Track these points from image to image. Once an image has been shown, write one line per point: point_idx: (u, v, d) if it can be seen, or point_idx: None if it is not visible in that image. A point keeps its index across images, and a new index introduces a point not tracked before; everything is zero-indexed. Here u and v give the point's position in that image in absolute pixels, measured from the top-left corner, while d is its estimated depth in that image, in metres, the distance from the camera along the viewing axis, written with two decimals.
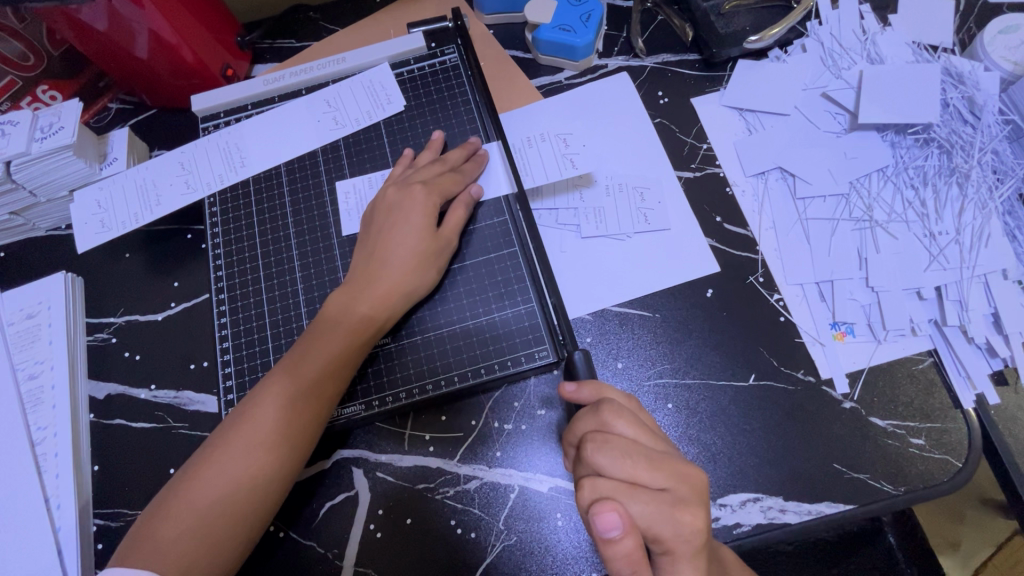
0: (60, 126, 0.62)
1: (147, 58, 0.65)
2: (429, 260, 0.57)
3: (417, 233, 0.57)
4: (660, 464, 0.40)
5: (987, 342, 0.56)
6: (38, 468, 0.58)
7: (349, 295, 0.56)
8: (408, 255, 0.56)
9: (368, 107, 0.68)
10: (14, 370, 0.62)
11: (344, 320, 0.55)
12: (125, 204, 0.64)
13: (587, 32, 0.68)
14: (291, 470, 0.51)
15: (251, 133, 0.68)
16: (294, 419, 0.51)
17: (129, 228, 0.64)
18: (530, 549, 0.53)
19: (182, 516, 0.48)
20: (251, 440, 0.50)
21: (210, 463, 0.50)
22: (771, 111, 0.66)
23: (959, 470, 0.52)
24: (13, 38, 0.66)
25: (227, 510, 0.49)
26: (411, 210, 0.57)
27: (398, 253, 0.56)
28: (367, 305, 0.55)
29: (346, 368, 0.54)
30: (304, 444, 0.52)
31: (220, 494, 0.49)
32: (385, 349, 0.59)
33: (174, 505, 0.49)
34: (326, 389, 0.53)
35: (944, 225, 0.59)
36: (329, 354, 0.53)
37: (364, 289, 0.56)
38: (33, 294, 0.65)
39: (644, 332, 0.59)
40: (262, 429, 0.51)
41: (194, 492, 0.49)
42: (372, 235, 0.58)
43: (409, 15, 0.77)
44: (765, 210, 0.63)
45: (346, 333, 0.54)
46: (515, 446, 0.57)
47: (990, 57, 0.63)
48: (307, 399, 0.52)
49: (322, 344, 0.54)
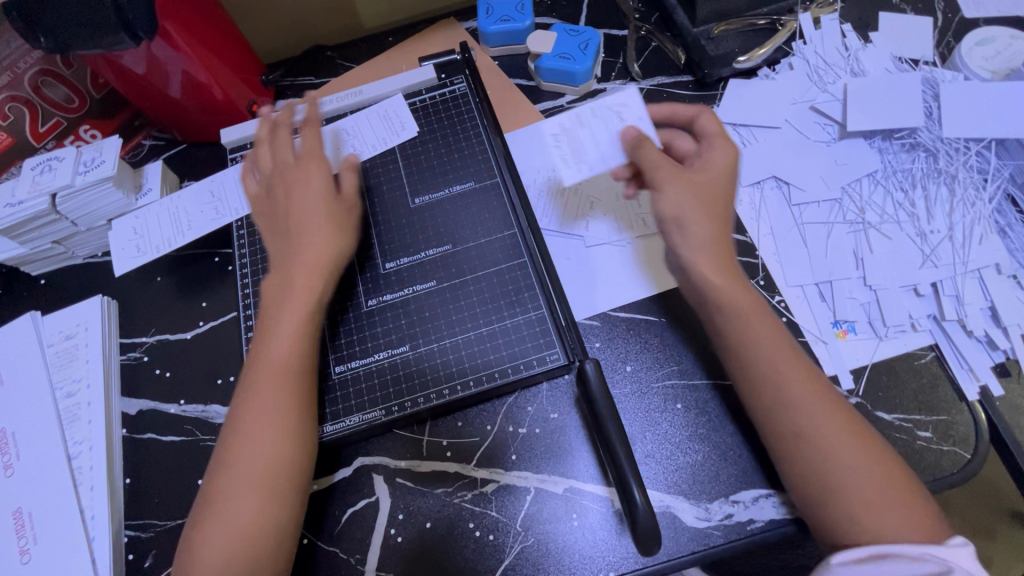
0: (101, 161, 0.68)
1: (181, 96, 0.71)
2: (323, 217, 0.59)
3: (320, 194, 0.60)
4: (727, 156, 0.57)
5: (986, 336, 0.57)
6: (75, 479, 0.60)
7: (277, 284, 0.57)
8: (320, 218, 0.59)
9: (384, 135, 0.72)
10: (53, 387, 0.65)
11: (285, 289, 0.56)
12: (159, 230, 0.69)
13: (586, 59, 0.73)
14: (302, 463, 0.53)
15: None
16: (286, 412, 0.53)
17: (163, 251, 0.68)
18: (547, 549, 0.55)
19: (216, 541, 0.49)
20: (254, 447, 0.51)
21: (225, 474, 0.51)
22: (763, 125, 0.69)
23: (968, 461, 0.53)
24: (60, 83, 0.72)
25: (260, 518, 0.50)
26: (309, 178, 0.61)
27: (312, 230, 0.58)
28: (280, 283, 0.57)
29: (298, 342, 0.55)
30: (299, 432, 0.53)
31: (248, 505, 0.50)
32: (360, 367, 0.61)
33: (206, 535, 0.50)
34: (292, 372, 0.54)
35: (935, 225, 0.62)
36: (288, 343, 0.54)
37: (289, 270, 0.57)
38: (72, 318, 0.69)
39: (651, 336, 0.62)
40: (255, 438, 0.52)
41: (221, 517, 0.50)
42: (280, 216, 0.60)
43: (419, 51, 0.83)
44: (762, 217, 0.65)
45: (287, 320, 0.55)
46: (530, 449, 0.59)
47: (968, 67, 0.67)
48: (288, 381, 0.54)
49: (273, 338, 0.55)
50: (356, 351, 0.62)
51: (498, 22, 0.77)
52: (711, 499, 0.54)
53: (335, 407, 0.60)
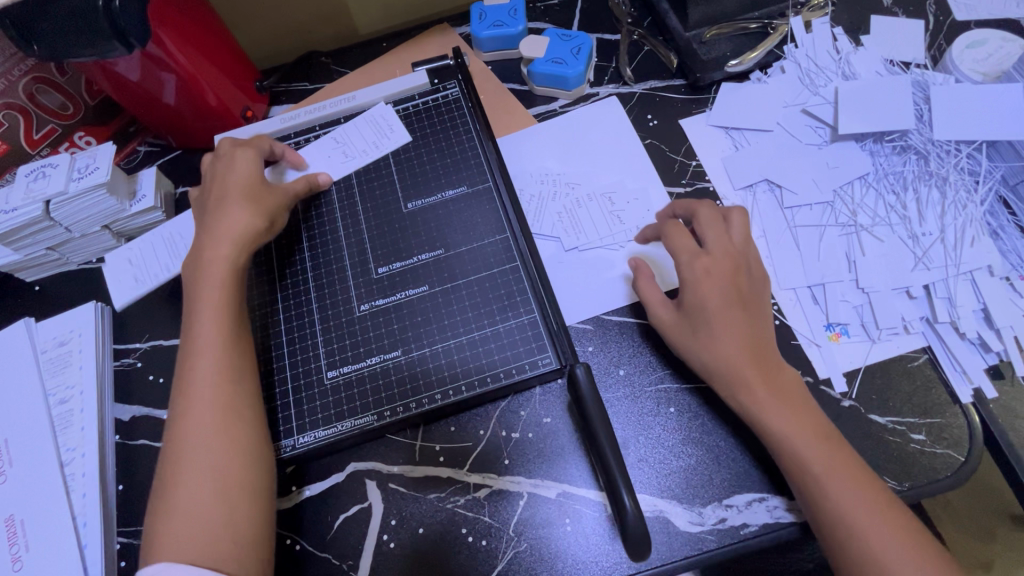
0: (95, 167, 0.67)
1: (175, 102, 0.71)
2: (241, 194, 0.61)
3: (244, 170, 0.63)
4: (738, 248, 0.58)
5: (979, 338, 0.57)
6: (67, 486, 0.60)
7: (196, 266, 0.58)
8: (235, 198, 0.61)
9: (374, 140, 0.73)
10: (46, 394, 0.65)
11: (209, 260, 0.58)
12: (157, 258, 0.70)
13: (578, 64, 0.73)
14: (248, 435, 0.52)
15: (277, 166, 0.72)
16: (224, 385, 0.52)
17: (163, 278, 0.69)
18: (540, 554, 0.54)
19: (181, 518, 0.47)
20: (199, 415, 0.51)
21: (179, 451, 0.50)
22: (755, 128, 0.70)
23: (962, 464, 0.53)
24: (55, 90, 0.73)
25: (217, 496, 0.48)
26: (229, 168, 0.64)
27: (235, 203, 0.61)
28: (209, 257, 0.58)
29: (224, 315, 0.55)
30: (241, 404, 0.52)
31: (203, 483, 0.48)
32: (343, 375, 0.61)
33: (162, 526, 0.47)
34: (226, 346, 0.54)
35: (927, 228, 0.62)
36: (216, 321, 0.55)
37: (208, 245, 0.59)
38: (66, 324, 0.69)
39: (644, 340, 0.62)
40: (194, 417, 0.51)
41: (175, 502, 0.48)
42: (207, 198, 0.63)
43: (413, 56, 0.83)
44: (755, 220, 0.65)
45: (210, 301, 0.56)
46: (523, 453, 0.58)
47: (959, 69, 0.67)
48: (228, 346, 0.54)
49: (198, 319, 0.55)
50: (331, 351, 0.62)
51: (491, 27, 0.77)
52: (704, 503, 0.54)
53: (328, 413, 0.60)
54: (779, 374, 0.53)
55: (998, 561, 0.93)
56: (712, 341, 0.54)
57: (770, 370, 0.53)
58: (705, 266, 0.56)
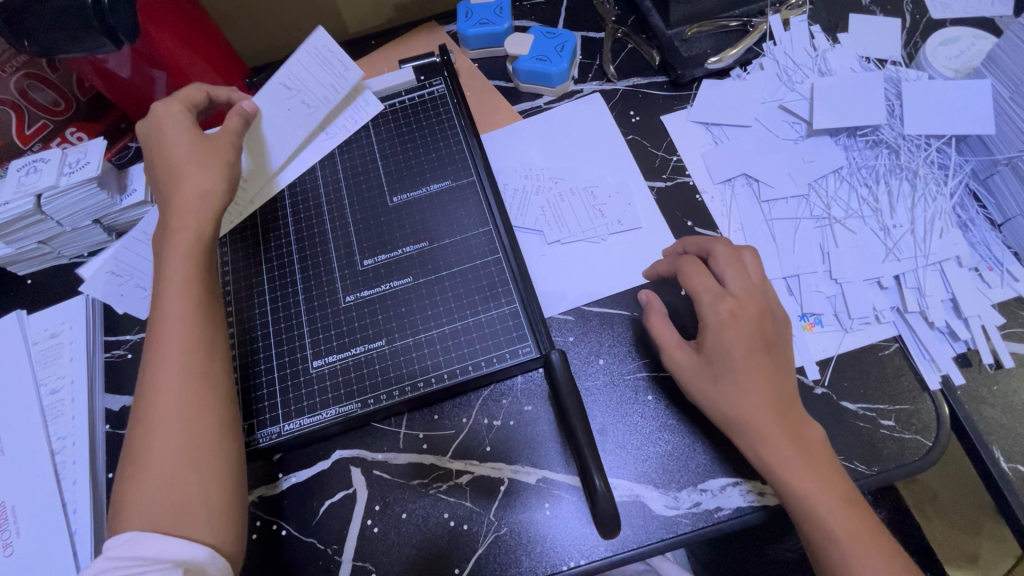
0: (86, 161, 0.69)
1: (165, 99, 0.74)
2: (195, 159, 0.59)
3: (191, 138, 0.61)
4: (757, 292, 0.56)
5: (948, 326, 0.59)
6: (58, 474, 0.62)
7: (161, 238, 0.56)
8: (186, 165, 0.59)
9: (330, 81, 0.69)
10: (38, 384, 0.66)
11: (180, 231, 0.56)
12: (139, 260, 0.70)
13: (561, 61, 0.75)
14: (220, 408, 0.51)
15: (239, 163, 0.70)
16: (194, 357, 0.51)
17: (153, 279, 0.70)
18: (521, 538, 0.56)
19: (149, 487, 0.47)
20: (165, 386, 0.50)
21: (145, 421, 0.49)
22: (734, 124, 0.71)
23: (929, 449, 0.55)
24: (47, 87, 0.73)
25: (188, 468, 0.48)
26: (171, 131, 0.61)
27: (194, 165, 0.59)
28: (176, 226, 0.56)
29: (192, 286, 0.53)
30: (212, 376, 0.51)
31: (172, 455, 0.48)
32: (327, 363, 0.62)
33: (130, 498, 0.47)
34: (193, 319, 0.52)
35: (899, 220, 0.63)
36: (184, 291, 0.53)
37: (175, 214, 0.56)
38: (58, 317, 0.70)
39: (624, 330, 0.63)
40: (163, 389, 0.49)
41: (144, 475, 0.47)
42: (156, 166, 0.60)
43: (400, 53, 0.84)
44: (733, 213, 0.67)
45: (179, 273, 0.54)
46: (505, 440, 0.60)
47: (933, 66, 0.68)
48: (193, 316, 0.52)
49: (166, 289, 0.53)
50: (315, 333, 0.64)
51: (477, 25, 0.79)
52: (680, 487, 0.56)
53: (313, 401, 0.61)
54: (801, 427, 0.52)
55: (979, 552, 0.95)
56: (735, 390, 0.52)
57: (793, 423, 0.52)
58: (733, 309, 0.54)
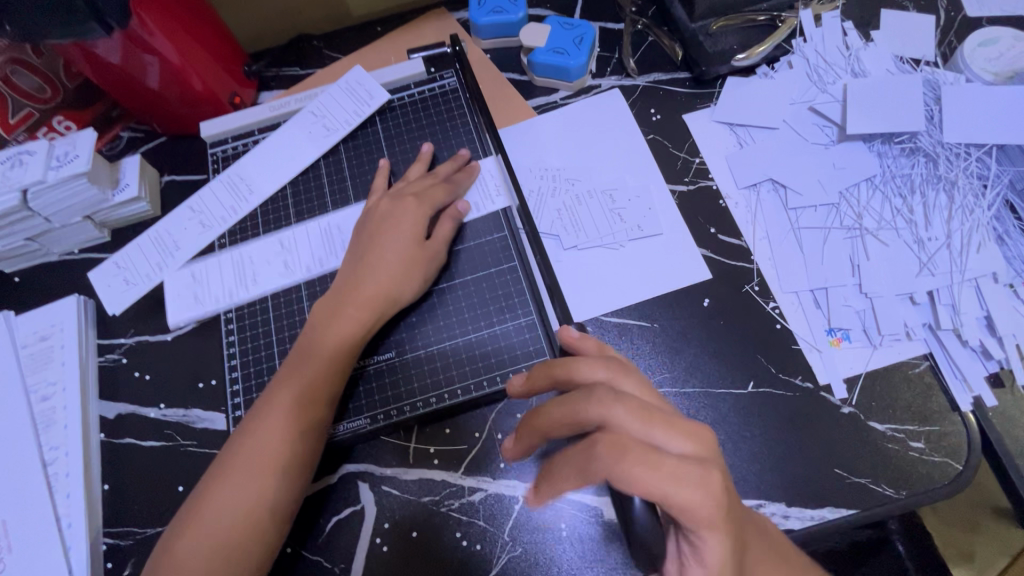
0: (74, 155, 0.64)
1: (160, 87, 0.68)
2: (414, 269, 0.59)
3: (403, 241, 0.59)
4: (655, 417, 0.36)
5: (981, 345, 0.57)
6: (50, 487, 0.59)
7: (329, 309, 0.57)
8: (393, 265, 0.58)
9: (354, 108, 0.70)
10: (27, 391, 0.63)
11: (327, 337, 0.56)
12: (145, 258, 0.67)
13: (580, 54, 0.71)
14: (296, 492, 0.53)
15: (262, 245, 0.66)
16: (287, 447, 0.52)
17: (155, 279, 0.67)
18: (536, 560, 0.54)
19: (196, 543, 0.49)
20: (255, 463, 0.52)
21: (224, 482, 0.51)
22: (760, 125, 0.68)
23: (959, 472, 0.53)
24: (31, 72, 0.69)
25: (246, 542, 0.50)
26: (402, 219, 0.60)
27: (379, 257, 0.59)
28: (321, 317, 0.57)
29: (337, 377, 0.55)
30: (311, 463, 0.53)
31: (229, 526, 0.50)
32: (376, 363, 0.60)
33: (177, 549, 0.50)
34: (316, 405, 0.54)
35: (933, 233, 0.61)
36: (319, 379, 0.55)
37: (337, 302, 0.57)
38: (48, 318, 0.67)
39: (643, 343, 0.61)
40: (259, 460, 0.52)
41: (197, 534, 0.50)
42: (366, 244, 0.60)
43: (408, 42, 0.80)
44: (758, 221, 0.64)
45: (320, 364, 0.55)
46: (519, 458, 0.57)
47: (971, 69, 0.65)
48: (308, 406, 0.54)
49: (311, 360, 0.55)
50: (377, 343, 0.60)
51: (490, 13, 0.75)
52: None
53: (344, 406, 0.59)
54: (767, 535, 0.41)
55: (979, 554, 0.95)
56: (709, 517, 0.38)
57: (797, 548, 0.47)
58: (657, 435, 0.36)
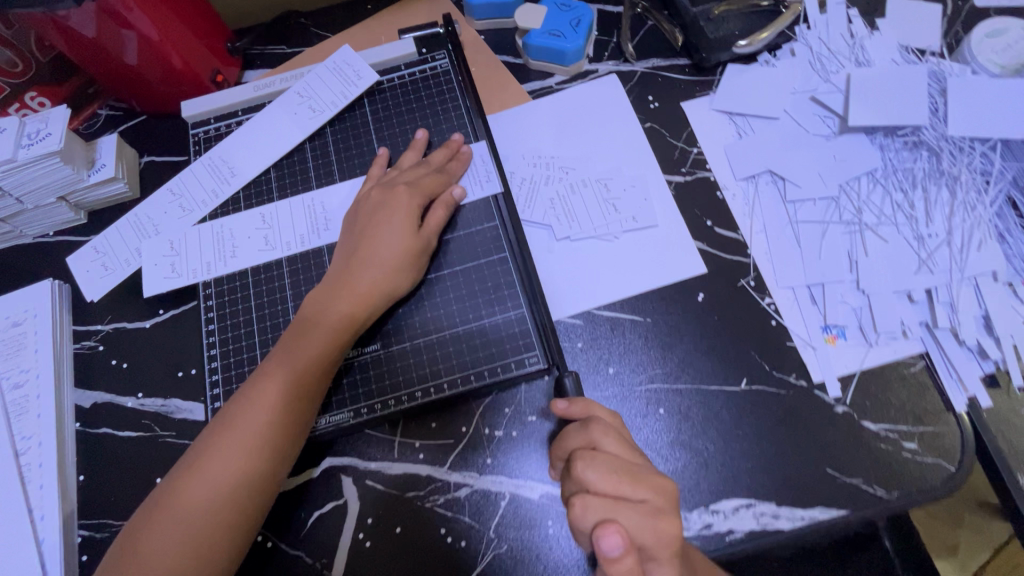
0: (47, 132, 0.61)
1: (138, 65, 0.65)
2: (409, 262, 0.57)
3: (396, 234, 0.57)
4: (625, 477, 0.43)
5: (978, 344, 0.56)
6: (23, 477, 0.57)
7: (319, 301, 0.55)
8: (385, 259, 0.56)
9: (340, 88, 0.68)
10: (0, 378, 0.61)
11: (315, 328, 0.54)
12: (124, 243, 0.65)
13: (577, 37, 0.68)
14: (271, 487, 0.51)
15: (242, 217, 0.65)
16: (266, 440, 0.51)
17: (135, 264, 0.64)
18: (521, 557, 0.53)
19: (164, 534, 0.48)
20: (230, 457, 0.50)
21: (196, 474, 0.49)
22: (761, 115, 0.66)
23: (952, 473, 0.52)
24: (2, 46, 0.65)
25: (216, 535, 0.48)
26: (395, 211, 0.58)
27: (372, 249, 0.57)
28: (309, 310, 0.55)
29: (324, 370, 0.54)
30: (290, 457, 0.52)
31: (199, 518, 0.48)
32: (363, 356, 0.58)
33: (145, 539, 0.48)
34: (301, 396, 0.52)
35: (933, 228, 0.59)
36: (303, 374, 0.53)
37: (328, 295, 0.55)
38: (20, 304, 0.64)
39: (635, 337, 0.59)
40: (238, 448, 0.50)
41: (166, 524, 0.48)
42: (357, 235, 0.58)
43: (399, 21, 0.77)
44: (756, 214, 0.62)
45: (307, 357, 0.53)
46: (506, 453, 0.56)
47: (977, 60, 0.63)
48: (290, 402, 0.52)
49: (298, 351, 0.53)
50: (366, 335, 0.59)
51: None
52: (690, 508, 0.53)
53: (327, 398, 0.57)
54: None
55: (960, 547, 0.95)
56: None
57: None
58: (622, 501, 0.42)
